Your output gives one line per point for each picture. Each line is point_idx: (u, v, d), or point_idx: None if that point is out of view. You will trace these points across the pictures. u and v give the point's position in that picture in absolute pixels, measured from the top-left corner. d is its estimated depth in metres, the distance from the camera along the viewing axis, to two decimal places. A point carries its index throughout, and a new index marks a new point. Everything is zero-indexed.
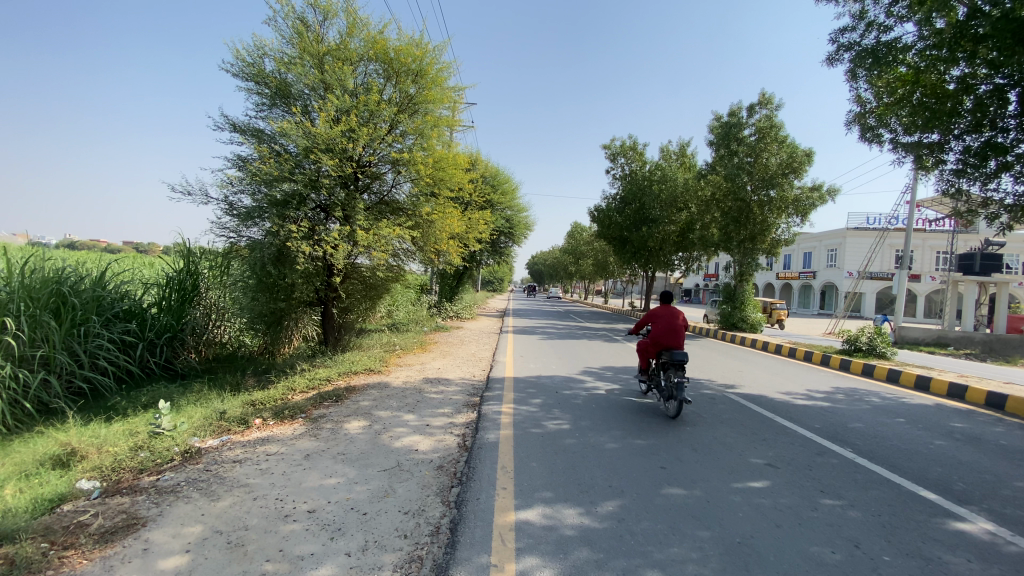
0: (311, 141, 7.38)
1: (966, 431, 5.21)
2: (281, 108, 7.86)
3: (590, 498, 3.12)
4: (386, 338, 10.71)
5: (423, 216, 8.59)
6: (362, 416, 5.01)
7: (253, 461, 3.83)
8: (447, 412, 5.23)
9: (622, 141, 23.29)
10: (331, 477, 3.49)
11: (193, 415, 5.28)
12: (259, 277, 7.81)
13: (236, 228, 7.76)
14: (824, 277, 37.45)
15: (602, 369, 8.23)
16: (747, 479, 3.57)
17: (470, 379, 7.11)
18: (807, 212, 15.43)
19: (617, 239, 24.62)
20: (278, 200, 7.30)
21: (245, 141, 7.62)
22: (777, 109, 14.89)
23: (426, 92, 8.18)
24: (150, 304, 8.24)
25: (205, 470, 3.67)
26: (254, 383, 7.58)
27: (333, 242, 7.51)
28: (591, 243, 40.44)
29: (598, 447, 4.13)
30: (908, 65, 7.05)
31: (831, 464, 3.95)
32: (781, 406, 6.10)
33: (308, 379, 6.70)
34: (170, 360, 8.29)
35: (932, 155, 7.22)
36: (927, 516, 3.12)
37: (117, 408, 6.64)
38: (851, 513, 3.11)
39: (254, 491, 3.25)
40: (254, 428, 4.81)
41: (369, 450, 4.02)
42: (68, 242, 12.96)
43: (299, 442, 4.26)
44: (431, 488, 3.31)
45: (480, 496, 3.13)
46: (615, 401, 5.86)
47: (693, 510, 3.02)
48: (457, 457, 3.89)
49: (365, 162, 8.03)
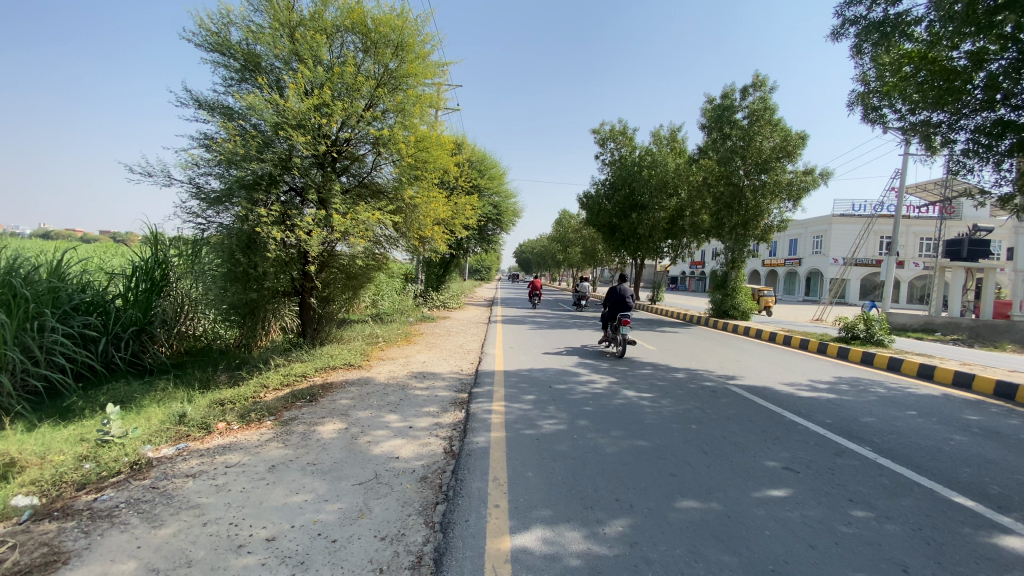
0: (281, 117, 6.78)
1: (982, 424, 4.94)
2: (251, 83, 7.26)
3: (595, 516, 2.72)
4: (369, 330, 10.20)
5: (406, 201, 8.11)
6: (338, 417, 4.55)
7: (209, 474, 3.35)
8: (432, 412, 4.80)
9: (611, 125, 22.87)
10: (297, 493, 3.04)
11: (150, 419, 4.76)
12: (229, 266, 7.22)
13: (205, 213, 7.17)
14: (810, 264, 37.66)
15: (597, 361, 7.85)
16: (766, 488, 3.21)
17: (459, 373, 6.68)
18: (800, 196, 15.13)
19: (606, 227, 24.31)
20: (247, 182, 6.75)
21: (211, 119, 6.99)
22: (771, 90, 14.54)
23: (408, 67, 7.58)
24: (114, 294, 7.64)
25: (151, 487, 3.18)
26: (225, 379, 7.07)
27: (306, 227, 6.95)
28: (580, 231, 39.94)
29: (599, 450, 3.75)
30: (915, 41, 6.64)
31: (853, 467, 3.62)
32: (787, 398, 5.77)
33: (283, 375, 6.23)
34: (137, 354, 7.71)
35: (940, 135, 6.91)
36: (971, 528, 2.79)
37: (74, 410, 6.06)
38: (888, 527, 2.77)
39: (205, 515, 2.78)
40: (215, 433, 4.30)
41: (344, 459, 3.58)
42: (40, 232, 12.31)
43: (265, 449, 3.79)
44: (412, 506, 2.87)
45: (469, 517, 2.71)
46: (614, 397, 5.47)
47: (714, 529, 2.64)
48: (444, 466, 3.46)
49: (340, 141, 7.48)
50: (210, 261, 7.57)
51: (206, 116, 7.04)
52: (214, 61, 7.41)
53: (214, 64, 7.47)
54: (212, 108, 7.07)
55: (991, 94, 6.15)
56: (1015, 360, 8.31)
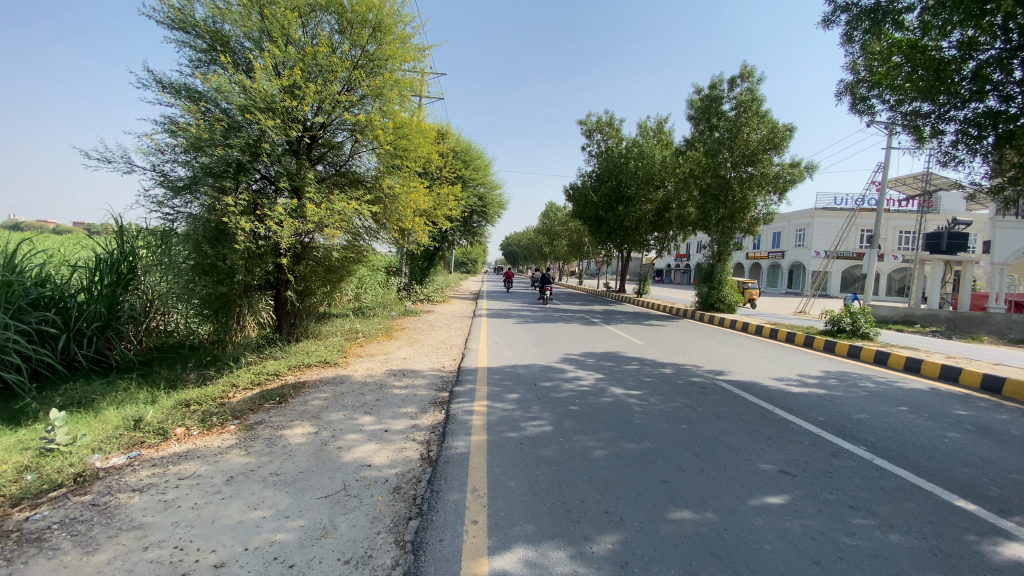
0: (249, 100, 6.38)
1: (974, 419, 4.83)
2: (219, 65, 6.86)
3: (582, 531, 2.50)
4: (349, 325, 9.87)
5: (385, 190, 7.78)
6: (309, 420, 4.26)
7: (159, 488, 3.06)
8: (410, 413, 4.53)
9: (598, 116, 22.64)
10: (255, 509, 2.76)
11: (103, 425, 4.41)
12: (197, 258, 6.81)
13: (172, 203, 6.75)
14: (793, 257, 38.09)
15: (583, 356, 7.66)
16: (763, 495, 3.02)
17: (440, 370, 6.43)
18: (786, 189, 15.09)
19: (593, 219, 24.18)
20: (212, 169, 6.33)
21: (176, 102, 6.55)
22: (759, 81, 14.41)
23: (386, 49, 7.20)
24: (76, 289, 7.17)
25: (91, 504, 2.88)
26: (192, 379, 6.66)
27: (278, 217, 6.55)
28: (566, 223, 39.80)
29: (585, 455, 3.52)
30: (905, 29, 6.48)
31: (850, 469, 3.45)
32: (777, 394, 5.63)
33: (253, 374, 5.89)
34: (102, 350, 7.26)
35: (928, 125, 6.74)
36: (976, 535, 2.62)
37: (27, 412, 5.63)
38: (891, 537, 2.58)
39: (148, 538, 2.50)
40: (172, 440, 3.98)
41: (311, 467, 3.31)
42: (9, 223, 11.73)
43: (225, 458, 3.51)
44: (382, 522, 2.62)
45: (443, 536, 2.46)
46: (601, 395, 5.25)
47: (710, 545, 2.43)
48: (419, 475, 3.20)
49: (315, 126, 7.12)
50: (177, 253, 7.13)
51: (170, 99, 6.60)
52: (178, 40, 6.95)
53: (179, 43, 7.01)
54: (177, 90, 6.64)
55: (980, 84, 6.00)
56: (1000, 353, 8.29)
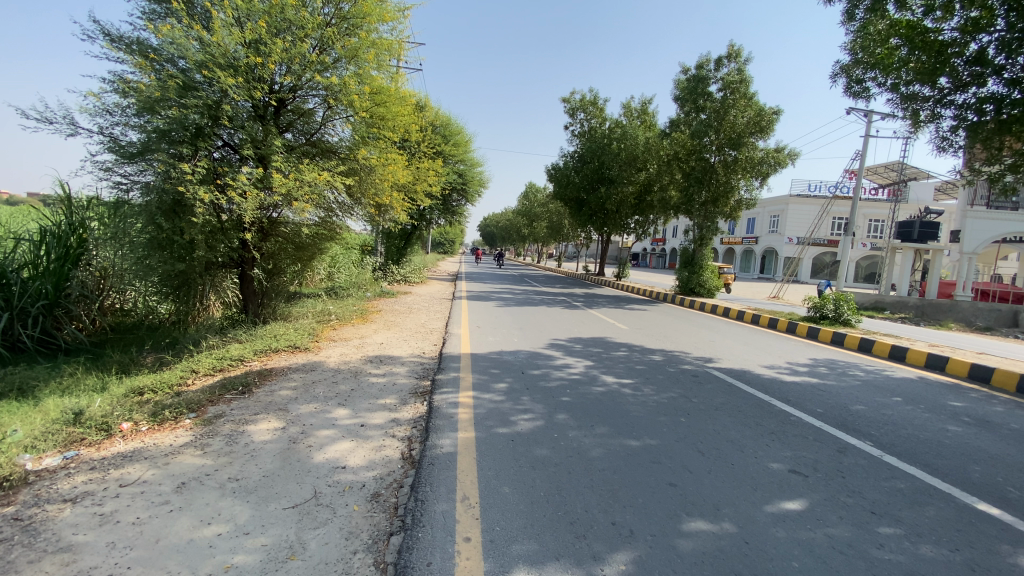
0: (206, 56, 5.76)
1: (968, 411, 4.76)
2: (174, 17, 6.13)
3: (590, 549, 2.20)
4: (321, 306, 9.31)
5: (361, 161, 7.22)
6: (275, 413, 3.85)
7: (96, 497, 2.62)
8: (389, 405, 4.15)
9: (582, 94, 22.07)
10: (208, 525, 2.36)
11: (35, 419, 3.84)
12: (152, 231, 6.15)
13: (123, 169, 6.05)
14: (767, 243, 38.65)
15: (569, 342, 7.37)
16: (779, 499, 2.78)
17: (420, 356, 6.06)
18: (768, 174, 15.01)
19: (573, 201, 23.83)
20: (165, 131, 5.67)
21: (123, 56, 5.84)
22: (746, 61, 14.13)
23: (361, 6, 6.55)
24: (20, 263, 6.48)
25: (12, 520, 2.42)
26: (148, 365, 6.08)
27: (241, 187, 5.96)
28: (546, 205, 39.41)
29: (583, 454, 3.23)
30: (907, 8, 6.24)
31: (862, 468, 3.26)
32: (771, 383, 5.47)
33: (216, 359, 5.40)
34: (50, 331, 6.56)
35: (927, 110, 6.53)
36: (1010, 546, 2.43)
37: None
38: (923, 549, 2.37)
39: (77, 563, 2.09)
40: (118, 438, 3.50)
41: (278, 470, 2.93)
42: None
43: (178, 458, 3.08)
44: (359, 540, 2.26)
45: (432, 559, 2.12)
46: (593, 385, 4.95)
47: (732, 562, 2.17)
48: (401, 479, 2.85)
49: (283, 89, 6.51)
50: (130, 225, 6.43)
51: (118, 52, 5.86)
52: None
53: None
54: (127, 44, 5.89)
55: (982, 68, 5.77)
56: (979, 341, 8.37)
